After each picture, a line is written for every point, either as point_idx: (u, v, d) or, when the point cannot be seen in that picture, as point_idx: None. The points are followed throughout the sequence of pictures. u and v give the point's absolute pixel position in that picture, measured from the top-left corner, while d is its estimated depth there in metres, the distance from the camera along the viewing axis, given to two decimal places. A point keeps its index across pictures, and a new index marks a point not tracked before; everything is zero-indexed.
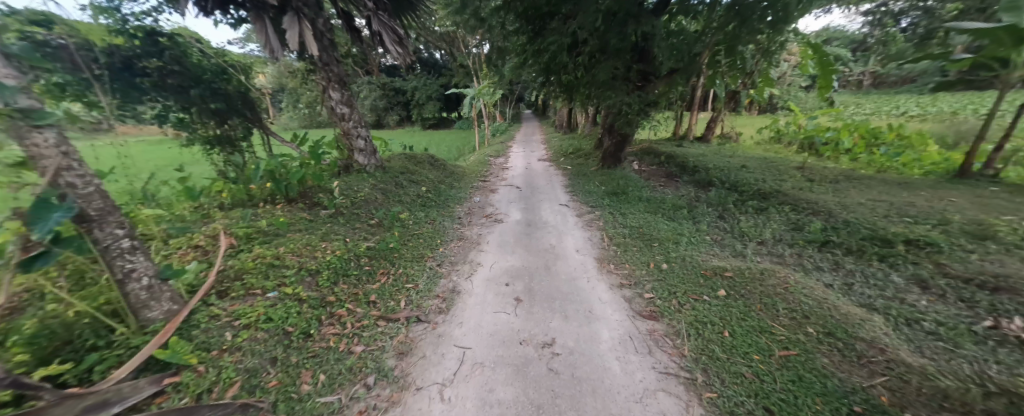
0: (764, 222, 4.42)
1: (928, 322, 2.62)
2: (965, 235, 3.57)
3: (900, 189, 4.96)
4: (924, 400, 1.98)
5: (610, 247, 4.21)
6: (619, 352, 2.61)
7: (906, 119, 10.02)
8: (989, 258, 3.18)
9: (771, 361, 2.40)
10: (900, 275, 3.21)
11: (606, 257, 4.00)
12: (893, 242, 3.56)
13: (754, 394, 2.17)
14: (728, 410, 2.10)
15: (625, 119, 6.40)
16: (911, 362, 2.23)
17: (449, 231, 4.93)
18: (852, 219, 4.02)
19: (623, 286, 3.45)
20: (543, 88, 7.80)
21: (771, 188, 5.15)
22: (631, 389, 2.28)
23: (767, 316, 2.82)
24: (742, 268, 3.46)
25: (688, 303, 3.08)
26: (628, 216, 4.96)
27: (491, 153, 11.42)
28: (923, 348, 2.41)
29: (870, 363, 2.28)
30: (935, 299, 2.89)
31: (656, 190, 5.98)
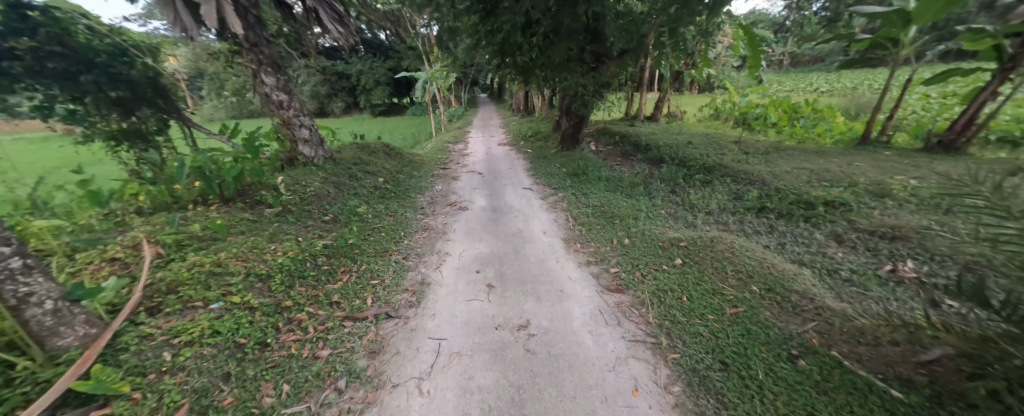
0: (710, 193, 4.77)
1: (845, 271, 3.04)
2: (869, 194, 4.13)
3: (818, 157, 5.61)
4: (845, 337, 2.32)
5: (575, 227, 4.32)
6: (590, 326, 2.72)
7: (819, 94, 11.26)
8: (887, 213, 3.71)
9: (724, 319, 2.64)
10: (821, 233, 3.66)
11: (571, 237, 4.11)
12: (815, 204, 4.03)
13: (712, 351, 2.38)
14: (690, 367, 2.29)
15: (581, 100, 6.64)
16: (835, 307, 2.58)
17: (411, 222, 4.76)
18: (782, 186, 4.48)
19: (590, 263, 3.59)
20: (497, 70, 7.63)
21: (715, 162, 5.57)
22: (603, 359, 2.40)
23: (718, 279, 3.10)
24: (695, 238, 3.74)
25: (650, 274, 3.28)
26: (589, 196, 5.10)
27: (448, 139, 11.10)
28: (842, 293, 2.81)
29: (804, 312, 2.60)
30: (849, 251, 3.35)
31: (613, 169, 6.20)
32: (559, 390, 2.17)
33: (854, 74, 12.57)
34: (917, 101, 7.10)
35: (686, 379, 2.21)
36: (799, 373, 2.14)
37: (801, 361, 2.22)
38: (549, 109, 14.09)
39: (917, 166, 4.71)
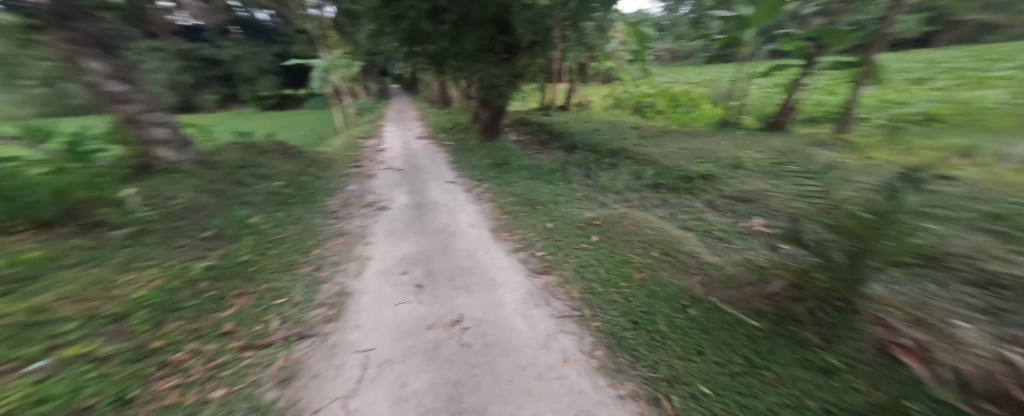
0: (616, 174, 5.28)
1: (716, 231, 3.70)
2: (727, 165, 5.08)
3: (695, 138, 6.62)
4: (719, 285, 2.83)
5: (500, 217, 4.38)
6: (521, 310, 2.82)
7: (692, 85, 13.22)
8: (738, 180, 4.60)
9: (633, 284, 2.99)
10: (699, 201, 4.37)
11: (498, 227, 4.16)
12: (692, 178, 4.81)
13: (625, 314, 2.66)
14: (609, 331, 2.53)
15: (498, 90, 6.79)
16: (713, 265, 3.12)
17: (323, 228, 4.27)
18: (670, 165, 5.21)
19: (517, 250, 3.70)
20: (408, 59, 7.18)
21: (619, 146, 6.20)
22: (534, 339, 2.51)
23: (628, 250, 3.48)
24: (607, 215, 4.14)
25: (572, 252, 3.53)
26: (513, 185, 5.20)
27: (360, 134, 10.21)
28: (716, 249, 3.41)
29: (692, 269, 3.08)
30: (717, 212, 4.10)
31: (532, 158, 6.42)
32: (496, 377, 2.19)
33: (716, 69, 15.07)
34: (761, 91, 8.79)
35: (607, 341, 2.43)
36: (690, 320, 2.53)
37: (690, 310, 2.63)
38: (462, 99, 13.87)
39: (755, 141, 5.93)
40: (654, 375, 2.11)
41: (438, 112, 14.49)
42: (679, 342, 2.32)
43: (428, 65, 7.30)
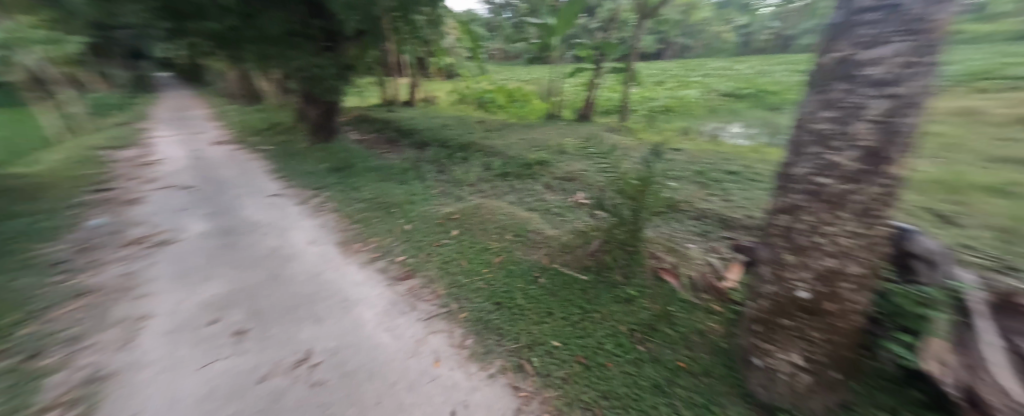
0: (468, 168, 5.28)
1: (553, 206, 3.46)
2: (552, 151, 5.64)
3: (531, 130, 7.28)
4: (561, 251, 2.44)
5: (350, 229, 3.70)
6: (384, 323, 2.13)
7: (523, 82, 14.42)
8: (561, 160, 5.17)
9: (489, 269, 2.52)
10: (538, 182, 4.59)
11: (348, 240, 3.50)
12: (527, 166, 5.25)
13: (468, 290, 2.32)
14: (477, 318, 2.02)
15: (324, 86, 5.70)
16: (546, 223, 3.07)
17: (42, 291, 2.58)
18: (513, 155, 5.56)
19: (375, 261, 3.09)
20: (179, 41, 5.31)
21: (466, 141, 6.29)
22: (400, 349, 1.86)
23: (484, 238, 3.02)
24: (465, 208, 3.81)
25: (432, 251, 3.04)
26: (361, 189, 4.56)
27: (105, 144, 7.10)
28: (555, 222, 3.08)
29: (541, 225, 2.98)
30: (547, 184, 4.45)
31: (381, 157, 5.83)
32: (368, 408, 1.46)
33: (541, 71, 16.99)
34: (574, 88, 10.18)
35: (456, 325, 2.03)
36: (542, 290, 2.12)
37: (542, 280, 2.21)
38: (274, 93, 11.35)
39: (570, 129, 6.57)
40: (496, 343, 1.80)
41: (239, 109, 11.46)
42: (515, 300, 2.09)
43: (216, 50, 5.61)
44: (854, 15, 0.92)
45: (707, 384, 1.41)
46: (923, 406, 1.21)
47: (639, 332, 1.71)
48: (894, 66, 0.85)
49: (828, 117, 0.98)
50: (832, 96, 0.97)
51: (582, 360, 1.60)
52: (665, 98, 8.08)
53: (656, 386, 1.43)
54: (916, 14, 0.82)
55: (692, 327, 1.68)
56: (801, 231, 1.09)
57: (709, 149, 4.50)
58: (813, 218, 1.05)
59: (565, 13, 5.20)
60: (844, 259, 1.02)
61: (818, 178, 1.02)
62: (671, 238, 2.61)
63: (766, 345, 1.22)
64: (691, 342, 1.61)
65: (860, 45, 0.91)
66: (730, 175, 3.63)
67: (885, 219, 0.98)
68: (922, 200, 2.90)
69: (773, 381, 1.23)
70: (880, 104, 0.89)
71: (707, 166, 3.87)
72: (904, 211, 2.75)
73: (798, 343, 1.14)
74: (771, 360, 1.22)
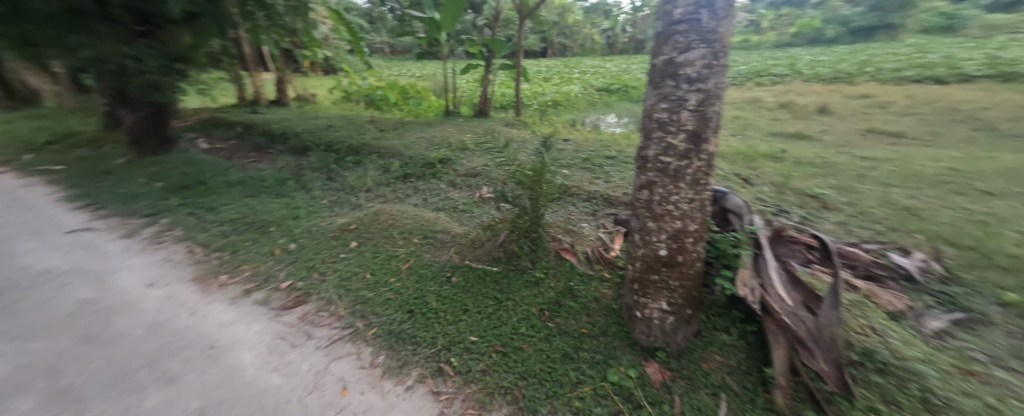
0: (363, 172, 3.94)
1: (459, 204, 3.27)
2: (457, 147, 4.67)
3: (431, 124, 5.94)
4: (469, 247, 2.40)
5: (209, 258, 2.48)
6: (271, 365, 1.57)
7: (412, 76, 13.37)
8: (468, 157, 4.33)
9: (401, 277, 2.17)
10: (442, 182, 3.77)
11: (203, 273, 2.32)
12: (432, 164, 4.09)
13: (375, 303, 1.94)
14: (390, 331, 1.75)
15: (143, 81, 3.82)
16: (452, 219, 2.99)
17: None
18: (414, 154, 4.35)
19: (252, 293, 2.13)
20: None
21: (358, 142, 4.76)
22: (291, 389, 1.43)
23: (389, 244, 2.55)
24: (363, 217, 2.95)
25: (329, 270, 2.29)
26: (221, 209, 3.12)
27: None
28: (464, 219, 2.97)
29: (448, 223, 2.83)
30: (455, 187, 3.66)
31: (247, 169, 4.06)
32: None
33: (432, 66, 16.04)
34: (466, 86, 9.84)
35: (364, 343, 1.70)
36: (455, 288, 2.03)
37: (454, 279, 2.12)
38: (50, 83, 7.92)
39: (468, 126, 5.87)
40: (412, 351, 1.63)
41: None
42: (427, 303, 1.91)
43: None
44: (670, 26, 1.11)
45: (604, 343, 1.61)
46: (740, 320, 1.62)
47: (548, 310, 1.84)
48: (698, 68, 1.09)
49: (663, 107, 1.18)
50: (664, 90, 1.17)
51: (500, 348, 1.61)
52: (553, 93, 8.72)
53: (565, 354, 1.57)
54: (706, 27, 1.05)
55: (591, 296, 1.89)
56: (656, 202, 1.31)
57: (592, 138, 5.07)
58: (663, 190, 1.28)
59: (450, 8, 5.18)
60: (685, 218, 1.30)
61: (663, 158, 1.23)
62: (568, 219, 2.87)
63: (643, 298, 1.50)
64: (590, 309, 1.81)
65: (676, 48, 1.10)
66: (609, 160, 4.14)
67: (707, 185, 1.27)
68: (733, 169, 3.86)
69: (650, 327, 1.51)
70: (693, 97, 1.12)
71: (592, 153, 4.34)
72: (723, 178, 3.60)
73: (664, 291, 1.43)
74: (647, 310, 1.50)
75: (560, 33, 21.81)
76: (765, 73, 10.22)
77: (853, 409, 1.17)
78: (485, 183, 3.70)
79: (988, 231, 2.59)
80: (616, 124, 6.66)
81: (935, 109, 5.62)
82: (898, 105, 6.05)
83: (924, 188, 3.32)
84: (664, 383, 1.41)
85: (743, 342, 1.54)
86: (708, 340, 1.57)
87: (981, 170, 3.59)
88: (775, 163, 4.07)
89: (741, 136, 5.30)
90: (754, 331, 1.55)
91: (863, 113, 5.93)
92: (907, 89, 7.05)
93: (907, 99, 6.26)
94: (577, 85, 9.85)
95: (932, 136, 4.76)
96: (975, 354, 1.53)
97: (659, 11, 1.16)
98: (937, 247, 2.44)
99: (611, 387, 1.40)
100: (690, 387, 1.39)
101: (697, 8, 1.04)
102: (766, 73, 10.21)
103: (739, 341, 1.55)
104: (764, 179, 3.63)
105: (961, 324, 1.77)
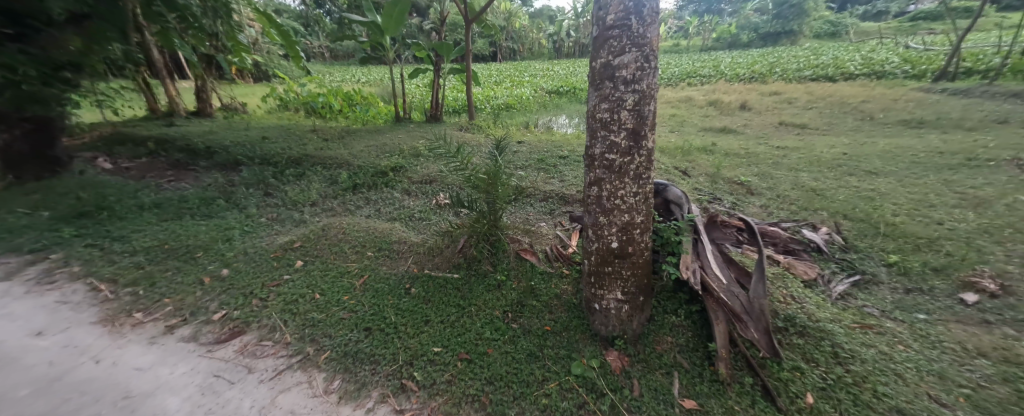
0: (307, 185, 3.66)
1: (415, 212, 3.19)
2: (410, 154, 4.51)
3: (382, 132, 5.73)
4: (428, 256, 2.33)
5: (120, 295, 1.98)
6: (201, 409, 1.32)
7: (355, 81, 12.76)
8: (423, 165, 4.21)
9: (356, 294, 2.02)
10: (395, 190, 3.64)
11: (112, 313, 1.83)
12: (384, 172, 3.91)
13: (328, 324, 1.76)
14: (347, 353, 1.60)
15: (13, 93, 2.90)
16: (408, 228, 2.90)
17: None
18: (362, 163, 4.11)
19: (177, 330, 1.75)
20: None
21: (300, 152, 4.39)
22: None
23: (340, 259, 2.38)
24: (308, 232, 2.70)
25: (271, 295, 2.00)
26: (133, 238, 2.51)
27: None
28: (420, 228, 2.91)
29: (403, 232, 2.73)
30: (409, 195, 3.56)
31: (162, 190, 3.40)
32: None
33: (378, 71, 15.46)
34: (415, 91, 9.60)
35: (316, 369, 1.53)
36: (415, 300, 1.96)
37: (413, 291, 2.04)
38: None
39: (419, 132, 5.75)
40: (371, 370, 1.51)
41: None
42: (385, 318, 1.80)
43: None
44: (604, 31, 1.17)
45: (566, 338, 1.66)
46: (686, 301, 1.75)
47: (511, 312, 1.86)
48: (632, 70, 1.16)
49: (604, 107, 1.24)
50: (603, 91, 1.23)
51: (463, 356, 1.58)
52: (504, 96, 8.81)
53: (529, 354, 1.59)
54: (635, 32, 1.12)
55: (551, 293, 1.93)
56: (605, 197, 1.38)
57: (545, 139, 5.19)
58: (609, 187, 1.34)
59: (392, 12, 5.04)
60: (632, 212, 1.38)
61: (608, 155, 1.30)
62: (526, 220, 2.92)
63: (599, 290, 1.56)
64: (552, 306, 1.85)
65: (611, 52, 1.16)
66: (562, 159, 4.27)
67: (648, 179, 1.35)
68: (673, 163, 4.15)
69: (608, 317, 1.58)
70: (630, 97, 1.19)
71: (545, 154, 4.44)
72: (664, 171, 3.85)
73: (618, 282, 1.50)
74: (604, 301, 1.57)
75: (508, 38, 22.13)
76: (695, 74, 11.16)
77: (781, 370, 1.41)
78: (441, 189, 3.65)
79: (874, 204, 3.04)
80: (567, 125, 6.89)
81: (830, 103, 6.51)
82: (802, 100, 6.91)
83: (826, 171, 3.82)
84: (624, 369, 1.48)
85: (689, 322, 1.67)
86: (659, 323, 1.67)
87: (866, 153, 4.21)
88: (708, 156, 4.44)
89: (678, 132, 5.72)
90: (698, 310, 1.69)
91: (777, 108, 6.68)
92: (808, 87, 8.08)
93: (808, 95, 7.18)
94: (527, 88, 10.05)
95: (829, 126, 5.49)
96: (869, 310, 1.88)
97: (594, 16, 1.22)
98: (836, 221, 2.81)
99: (575, 380, 1.44)
100: (647, 369, 1.48)
101: (627, 14, 1.11)
102: (695, 74, 11.15)
103: (686, 321, 1.68)
104: (699, 171, 3.94)
105: (858, 284, 2.12)
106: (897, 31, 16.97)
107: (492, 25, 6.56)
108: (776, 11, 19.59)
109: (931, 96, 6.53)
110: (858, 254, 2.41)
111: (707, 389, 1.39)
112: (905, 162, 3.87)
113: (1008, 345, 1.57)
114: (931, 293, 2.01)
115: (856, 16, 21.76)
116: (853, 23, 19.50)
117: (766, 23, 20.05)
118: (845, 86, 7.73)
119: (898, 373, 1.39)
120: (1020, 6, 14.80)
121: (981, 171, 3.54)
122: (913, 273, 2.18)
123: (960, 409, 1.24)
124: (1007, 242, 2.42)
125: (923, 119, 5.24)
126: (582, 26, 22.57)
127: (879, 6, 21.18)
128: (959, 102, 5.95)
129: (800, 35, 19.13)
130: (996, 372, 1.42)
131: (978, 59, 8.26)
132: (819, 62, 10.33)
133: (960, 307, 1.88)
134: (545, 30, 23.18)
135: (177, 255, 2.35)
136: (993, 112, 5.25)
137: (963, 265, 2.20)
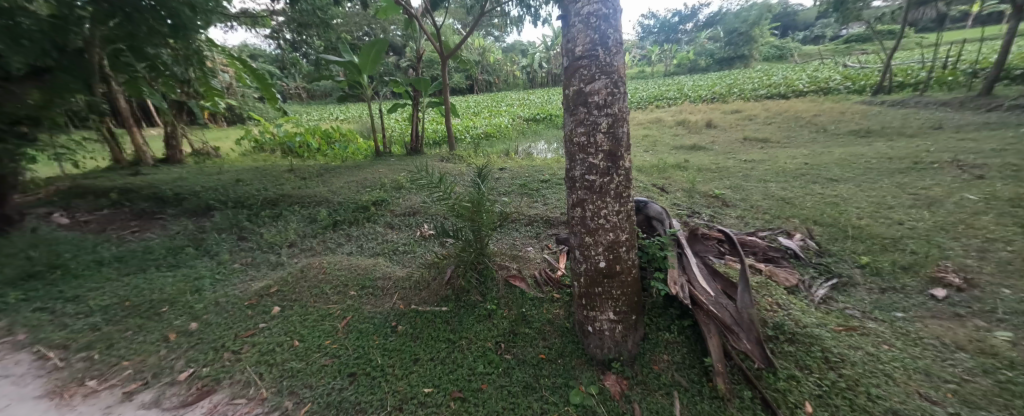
0: (284, 226, 3.53)
1: (400, 246, 3.09)
2: (391, 187, 4.46)
3: (362, 167, 5.67)
4: (415, 292, 2.25)
5: (72, 361, 1.79)
6: None
7: (332, 119, 12.76)
8: (405, 197, 4.17)
9: (337, 338, 1.90)
10: (378, 225, 3.57)
11: (60, 384, 1.65)
12: (366, 207, 3.84)
13: (308, 374, 1.64)
14: (330, 406, 1.47)
15: None
16: (392, 263, 2.82)
17: None
18: (342, 200, 4.03)
19: (136, 396, 1.58)
20: None
21: (276, 193, 4.27)
22: None
23: (321, 301, 2.27)
24: (286, 274, 2.58)
25: (245, 347, 1.86)
26: (88, 298, 2.32)
27: None
28: (406, 261, 2.83)
29: (387, 268, 2.65)
30: (393, 229, 3.49)
31: (126, 242, 3.21)
32: None
33: (356, 108, 15.61)
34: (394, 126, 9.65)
35: None
36: (404, 339, 1.86)
37: (399, 328, 1.95)
38: None
39: (400, 166, 5.70)
40: None
41: None
42: (370, 361, 1.70)
43: None
44: (574, 61, 1.24)
45: (562, 366, 1.61)
46: (678, 316, 1.75)
47: (503, 341, 1.80)
48: (603, 95, 1.22)
49: (581, 131, 1.28)
50: (578, 116, 1.27)
51: (456, 393, 1.50)
52: (483, 126, 8.99)
53: (526, 386, 1.53)
54: (603, 61, 1.19)
55: (543, 319, 1.90)
56: (589, 218, 1.39)
57: (526, 165, 5.28)
58: (593, 207, 1.36)
59: (370, 51, 5.18)
60: (616, 230, 1.40)
61: (588, 176, 1.33)
62: (512, 246, 2.89)
63: (591, 312, 1.54)
64: (545, 333, 1.81)
65: (582, 80, 1.23)
66: (544, 183, 4.33)
67: (629, 197, 1.38)
68: (650, 181, 4.29)
69: (602, 339, 1.56)
70: (604, 120, 1.24)
71: (527, 178, 4.51)
72: (643, 189, 3.96)
73: (609, 302, 1.49)
74: (597, 323, 1.54)
75: (483, 71, 22.93)
76: (661, 97, 11.86)
77: (778, 380, 1.40)
78: (425, 221, 3.60)
79: (840, 209, 3.21)
80: (547, 150, 7.07)
81: (786, 118, 6.97)
82: (760, 116, 7.41)
83: (794, 180, 4.02)
84: (623, 393, 1.44)
85: (683, 337, 1.67)
86: (654, 342, 1.65)
87: (826, 162, 4.49)
88: (683, 173, 4.61)
89: (652, 151, 5.96)
90: (690, 325, 1.69)
91: (739, 125, 7.10)
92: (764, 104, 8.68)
93: (766, 112, 7.70)
94: (504, 117, 10.34)
95: (788, 139, 5.87)
96: (852, 312, 1.93)
97: (563, 49, 1.29)
98: (808, 227, 2.94)
99: (574, 410, 1.38)
100: (647, 391, 1.45)
101: (594, 45, 1.18)
102: (662, 97, 11.82)
103: (680, 337, 1.67)
104: (676, 187, 4.08)
105: (837, 287, 2.19)
106: (835, 53, 18.85)
107: (467, 61, 6.73)
108: (727, 39, 21.46)
109: (873, 108, 7.13)
110: (832, 257, 2.51)
111: (707, 407, 1.36)
112: (863, 168, 4.13)
113: (981, 337, 1.64)
114: (904, 291, 2.09)
115: (796, 42, 24.01)
116: (795, 47, 21.54)
117: (720, 50, 21.81)
118: (797, 102, 8.35)
119: (888, 374, 1.41)
120: (934, 29, 16.77)
121: (927, 173, 3.84)
122: (885, 273, 2.28)
123: (949, 406, 1.26)
124: (962, 237, 2.58)
125: (869, 129, 5.69)
126: (552, 58, 23.77)
127: (816, 31, 23.57)
128: (897, 112, 6.53)
129: (751, 59, 20.92)
130: (975, 364, 1.46)
131: (908, 74, 9.14)
132: (771, 82, 11.20)
133: (932, 303, 1.97)
134: (519, 64, 24.35)
135: (139, 313, 2.17)
136: (929, 120, 5.77)
137: (926, 261, 2.33)
